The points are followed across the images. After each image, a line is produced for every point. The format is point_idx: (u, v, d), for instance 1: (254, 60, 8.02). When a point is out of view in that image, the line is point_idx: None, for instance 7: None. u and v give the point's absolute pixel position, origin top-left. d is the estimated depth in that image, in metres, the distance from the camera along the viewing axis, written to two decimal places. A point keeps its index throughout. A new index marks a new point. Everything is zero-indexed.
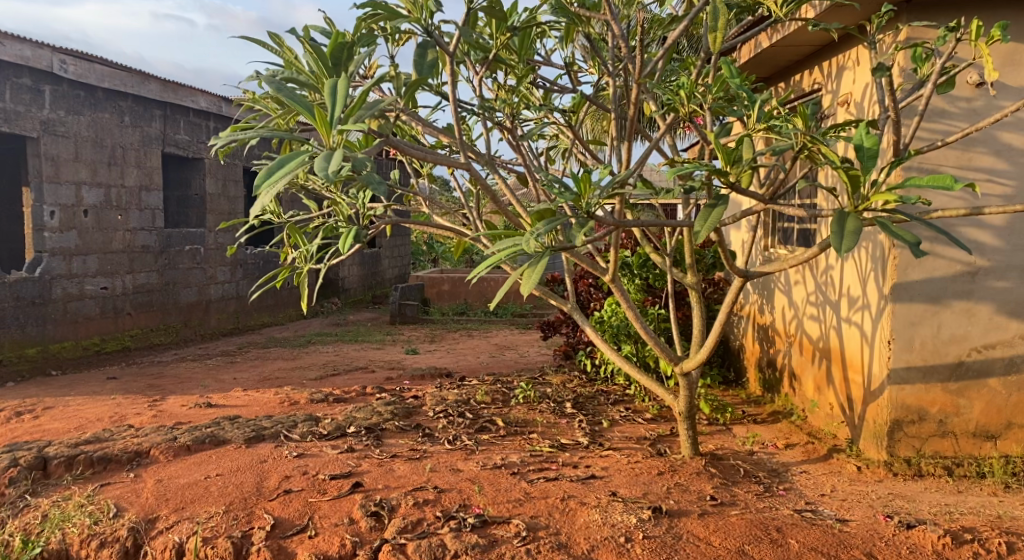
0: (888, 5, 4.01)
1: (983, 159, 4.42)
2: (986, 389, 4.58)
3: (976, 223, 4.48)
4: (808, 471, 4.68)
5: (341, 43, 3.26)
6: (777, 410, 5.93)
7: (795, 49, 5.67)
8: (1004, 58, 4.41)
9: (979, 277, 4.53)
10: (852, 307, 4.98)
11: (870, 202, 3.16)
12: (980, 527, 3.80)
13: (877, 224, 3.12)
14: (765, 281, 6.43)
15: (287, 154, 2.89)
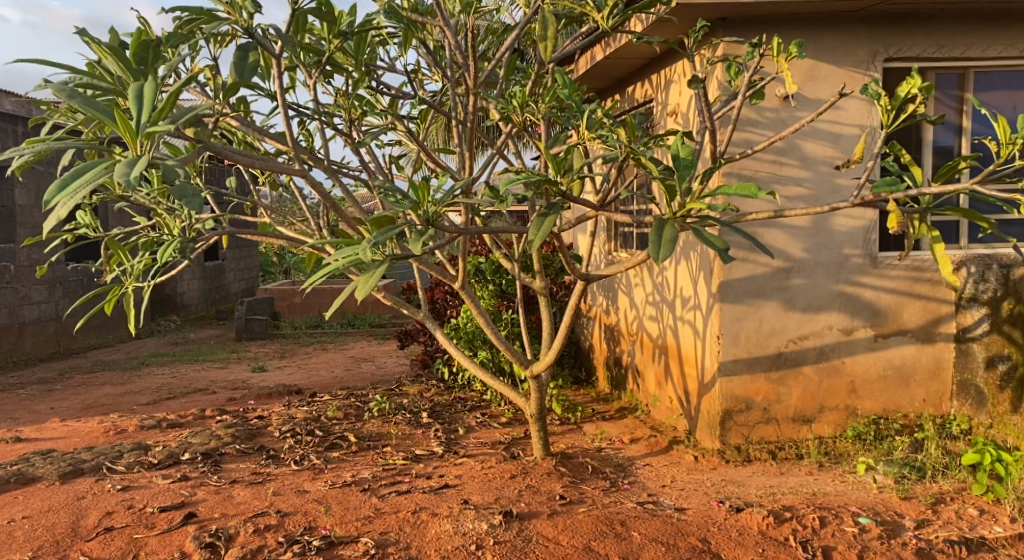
0: (703, 21, 4.25)
1: (791, 168, 4.80)
2: (801, 377, 4.94)
3: (787, 226, 4.86)
4: (651, 463, 4.90)
5: (145, 43, 3.07)
6: (624, 406, 6.16)
7: (627, 63, 5.92)
8: (805, 73, 4.82)
9: (792, 275, 4.89)
10: (685, 306, 5.26)
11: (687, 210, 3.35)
12: (799, 505, 4.10)
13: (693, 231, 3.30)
14: (609, 283, 6.67)
15: (82, 165, 2.69)
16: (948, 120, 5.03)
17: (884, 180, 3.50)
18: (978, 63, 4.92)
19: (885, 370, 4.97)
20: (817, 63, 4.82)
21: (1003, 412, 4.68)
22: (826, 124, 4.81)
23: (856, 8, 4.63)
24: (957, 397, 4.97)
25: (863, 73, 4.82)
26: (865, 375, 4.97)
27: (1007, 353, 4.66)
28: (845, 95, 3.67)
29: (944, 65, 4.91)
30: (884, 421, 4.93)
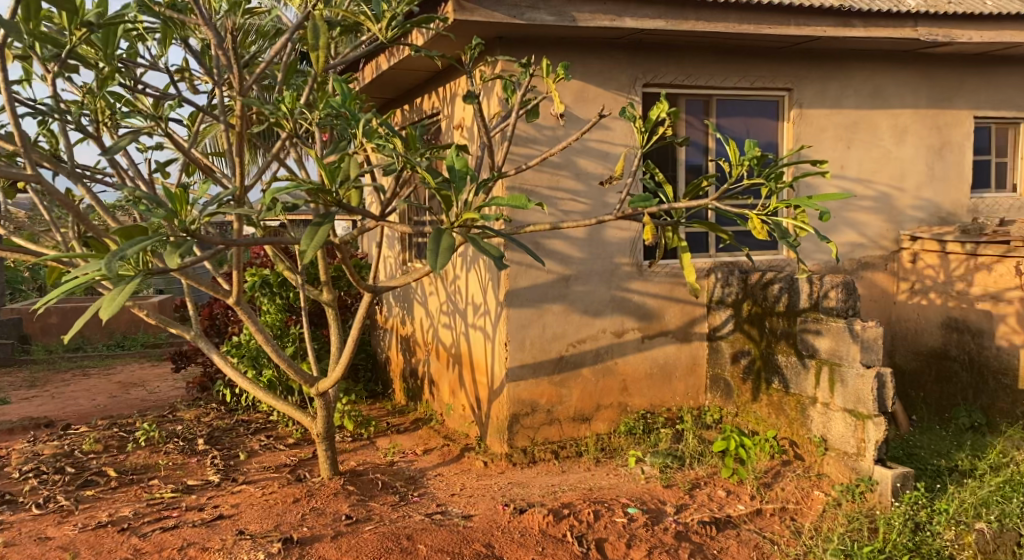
0: (479, 39, 4.35)
1: (567, 181, 5.03)
2: (580, 378, 5.18)
3: (566, 235, 5.08)
4: (441, 473, 4.91)
5: None
6: (418, 417, 6.12)
7: (413, 74, 5.90)
8: (576, 93, 5.09)
9: (571, 282, 5.12)
10: (476, 314, 5.33)
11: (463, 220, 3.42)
12: (577, 502, 4.29)
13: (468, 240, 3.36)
14: (405, 293, 6.61)
15: None
16: (696, 141, 5.53)
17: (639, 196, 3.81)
18: (719, 91, 5.47)
19: (651, 367, 5.35)
20: (587, 85, 5.11)
21: (746, 401, 5.20)
22: (596, 141, 5.11)
23: (619, 36, 4.99)
24: (710, 390, 5.47)
25: (625, 97, 5.20)
26: (635, 374, 5.31)
27: (747, 348, 5.16)
28: (606, 115, 3.97)
29: (693, 92, 5.42)
30: (651, 416, 5.30)
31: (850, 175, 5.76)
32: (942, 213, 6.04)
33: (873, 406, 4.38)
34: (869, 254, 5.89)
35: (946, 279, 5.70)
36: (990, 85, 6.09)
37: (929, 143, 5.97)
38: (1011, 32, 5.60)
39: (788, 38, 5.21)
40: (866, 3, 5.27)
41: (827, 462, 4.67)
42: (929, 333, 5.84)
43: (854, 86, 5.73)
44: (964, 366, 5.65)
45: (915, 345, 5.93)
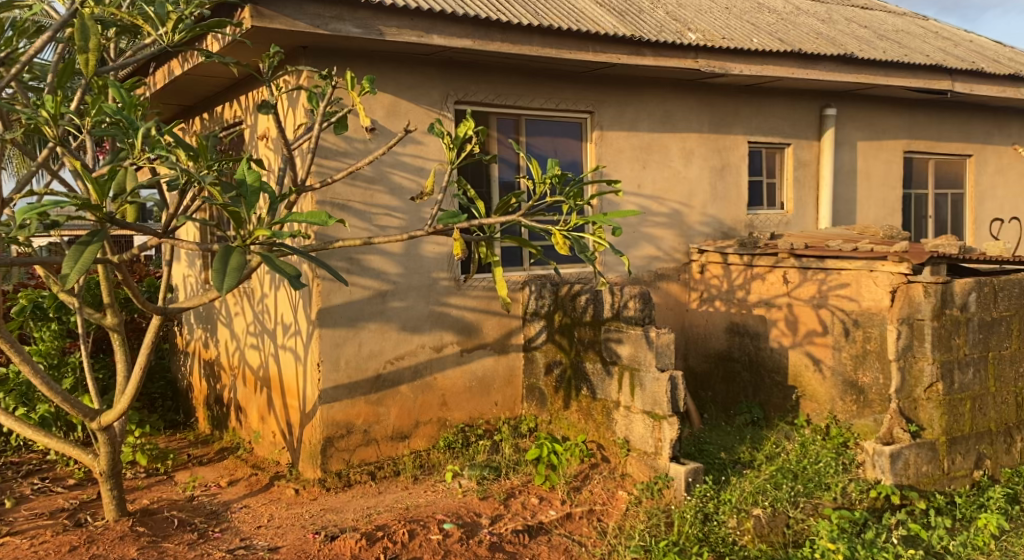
0: (277, 47, 4.13)
1: (382, 196, 5.01)
2: (398, 396, 5.11)
3: (383, 250, 5.01)
4: (248, 505, 4.62)
5: None
6: (224, 447, 5.72)
7: (211, 81, 5.54)
8: (387, 108, 5.13)
9: (388, 299, 5.05)
10: (286, 334, 5.10)
11: (255, 236, 3.27)
12: (390, 523, 4.20)
13: (261, 258, 3.13)
14: (207, 313, 6.17)
15: None
16: (506, 158, 5.76)
17: (445, 214, 3.88)
18: (528, 111, 5.78)
19: (469, 381, 5.40)
20: (398, 99, 5.16)
21: (558, 409, 5.42)
22: (408, 157, 5.13)
23: (430, 52, 5.07)
24: (525, 399, 5.64)
25: (437, 113, 5.31)
26: (454, 388, 5.33)
27: (559, 357, 5.38)
28: (412, 132, 3.96)
29: (503, 110, 5.66)
30: (469, 429, 5.34)
31: (646, 193, 6.42)
32: (724, 228, 6.87)
33: (667, 407, 4.68)
34: (664, 266, 6.58)
35: (728, 288, 6.46)
36: (758, 113, 6.96)
37: (710, 164, 6.76)
38: (775, 67, 6.36)
39: (587, 63, 5.56)
40: (655, 35, 5.77)
41: (630, 462, 4.95)
42: (716, 337, 6.55)
43: (647, 111, 6.33)
44: (744, 367, 6.36)
45: (704, 348, 6.65)
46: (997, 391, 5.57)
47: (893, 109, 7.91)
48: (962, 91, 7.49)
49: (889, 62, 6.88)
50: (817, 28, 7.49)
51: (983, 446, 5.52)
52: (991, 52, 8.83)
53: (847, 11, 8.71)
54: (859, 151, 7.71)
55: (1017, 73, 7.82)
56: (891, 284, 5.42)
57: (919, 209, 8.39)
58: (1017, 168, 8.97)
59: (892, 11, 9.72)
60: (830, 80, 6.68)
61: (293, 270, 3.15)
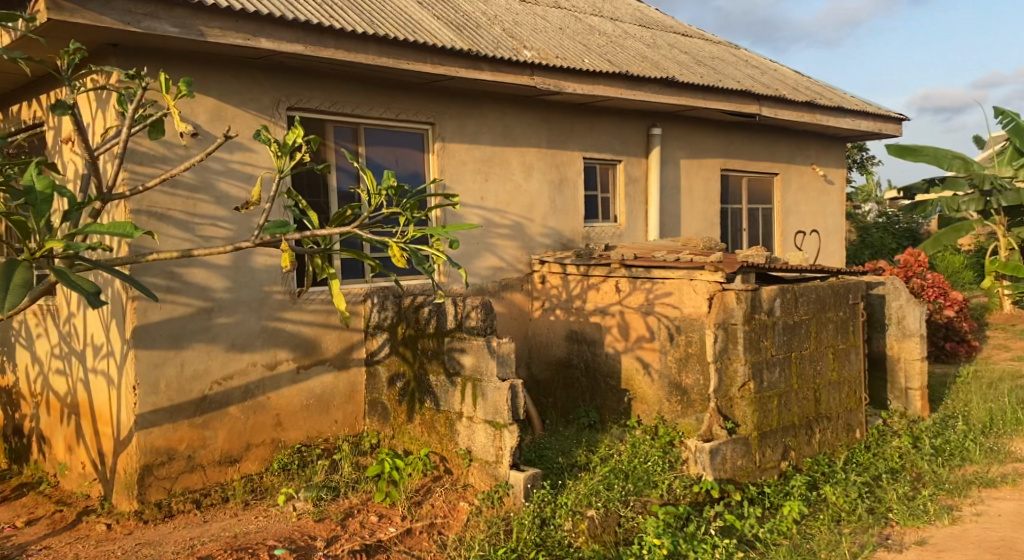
0: (76, 42, 3.81)
1: (207, 206, 4.74)
2: (226, 417, 4.83)
3: (207, 262, 4.72)
4: (50, 545, 4.19)
5: None
6: (23, 482, 5.17)
7: (5, 77, 5.00)
8: (211, 112, 4.87)
9: (213, 314, 4.76)
10: (96, 356, 4.70)
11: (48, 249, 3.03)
12: (215, 553, 3.96)
13: (55, 271, 2.91)
14: (4, 334, 5.56)
15: None
16: (346, 167, 5.61)
17: (275, 224, 3.70)
18: (366, 120, 5.70)
19: (306, 399, 5.20)
20: (224, 104, 4.92)
21: (401, 423, 5.34)
22: (237, 164, 4.89)
23: (258, 56, 4.86)
24: (367, 415, 5.53)
25: (268, 119, 5.12)
26: (289, 407, 5.12)
27: (402, 371, 5.31)
28: (234, 137, 3.78)
29: (338, 118, 5.54)
30: (306, 449, 5.14)
31: (488, 206, 6.64)
32: (564, 239, 7.25)
33: (507, 415, 4.73)
34: (507, 276, 6.85)
35: (567, 298, 6.79)
36: (592, 130, 7.42)
37: (550, 179, 7.13)
38: (604, 87, 6.73)
39: (424, 74, 5.56)
40: (491, 50, 5.95)
41: (471, 472, 4.96)
42: (557, 345, 6.86)
43: (487, 125, 6.57)
44: (582, 373, 6.69)
45: (546, 356, 6.95)
46: (799, 388, 6.06)
47: (711, 130, 8.50)
48: (768, 115, 8.18)
49: (705, 86, 7.40)
50: (642, 51, 7.90)
51: (788, 438, 5.96)
52: (793, 81, 9.71)
53: (670, 37, 9.26)
54: (682, 168, 8.25)
55: (814, 101, 8.64)
56: (708, 292, 5.79)
57: (736, 222, 9.07)
58: (815, 187, 9.89)
59: (709, 38, 10.45)
60: (654, 101, 7.10)
61: (92, 284, 2.97)
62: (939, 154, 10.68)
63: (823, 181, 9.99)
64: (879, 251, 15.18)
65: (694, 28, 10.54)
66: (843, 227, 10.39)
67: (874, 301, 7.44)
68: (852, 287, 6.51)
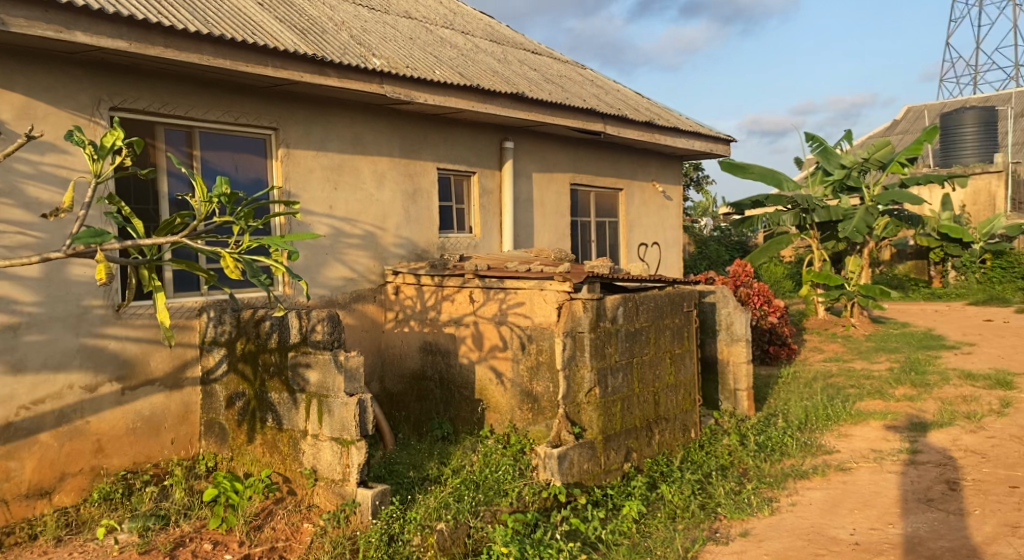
0: None
1: (10, 211, 4.40)
2: (36, 446, 4.46)
3: (13, 275, 4.41)
4: None
5: None
6: None
7: None
8: (16, 109, 4.49)
9: (21, 332, 4.42)
10: None
11: None
12: None
13: None
14: None
15: None
16: (178, 173, 5.31)
17: (87, 233, 3.38)
18: (201, 123, 5.42)
19: (132, 422, 4.90)
20: (34, 101, 4.55)
21: (240, 444, 5.09)
22: (48, 167, 4.57)
23: (74, 50, 4.51)
24: (203, 437, 5.26)
25: (87, 118, 4.76)
26: (112, 432, 4.80)
27: (242, 389, 5.06)
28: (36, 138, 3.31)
29: (170, 121, 5.23)
30: (132, 476, 4.81)
31: (336, 214, 6.44)
32: (418, 250, 7.16)
33: (355, 431, 4.57)
34: (358, 288, 6.68)
35: (421, 309, 6.71)
36: (445, 141, 7.38)
37: (403, 189, 7.02)
38: (455, 99, 6.72)
39: (265, 78, 5.35)
40: (337, 56, 5.82)
41: (316, 492, 4.77)
42: (411, 357, 6.76)
43: (335, 132, 6.39)
44: (435, 385, 6.62)
45: (399, 368, 6.83)
46: (641, 391, 6.26)
47: (561, 144, 8.69)
48: (612, 133, 8.47)
49: (554, 102, 7.56)
50: (493, 66, 7.97)
51: (630, 440, 6.14)
52: (635, 101, 10.13)
53: (520, 53, 9.41)
54: (534, 181, 8.37)
55: (653, 121, 9.03)
56: (557, 301, 5.88)
57: (585, 234, 9.31)
58: (655, 202, 10.33)
59: (557, 57, 10.72)
60: (504, 115, 7.18)
61: None
62: (763, 171, 11.40)
63: (662, 197, 10.45)
64: (714, 262, 16.08)
65: (543, 46, 10.79)
66: (680, 240, 10.91)
67: (706, 309, 7.85)
68: (687, 296, 6.83)
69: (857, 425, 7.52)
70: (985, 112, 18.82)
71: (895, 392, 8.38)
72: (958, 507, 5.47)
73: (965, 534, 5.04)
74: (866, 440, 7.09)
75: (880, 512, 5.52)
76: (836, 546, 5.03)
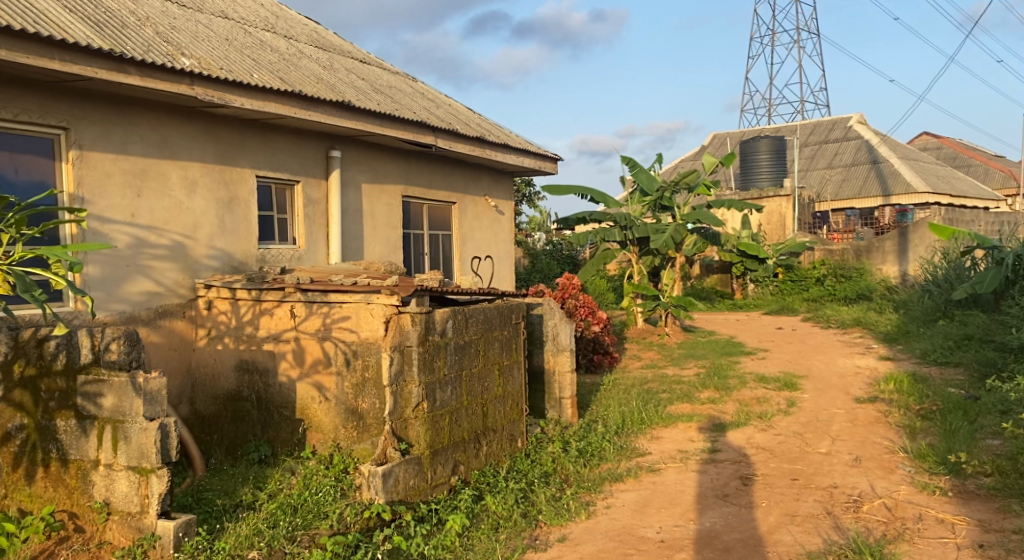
0: None
1: None
2: None
3: None
4: None
5: None
6: None
7: None
8: None
9: None
10: None
11: None
12: None
13: None
14: None
15: None
16: None
17: None
18: None
19: None
20: None
21: (16, 480, 4.51)
22: None
23: None
24: None
25: None
26: None
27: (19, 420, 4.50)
28: None
29: None
30: None
31: (140, 223, 6.00)
32: (234, 262, 6.75)
33: (156, 459, 4.19)
34: (164, 303, 6.20)
35: (237, 325, 6.32)
36: (266, 148, 7.04)
37: (217, 197, 6.60)
38: (276, 104, 6.42)
39: (53, 73, 4.95)
40: (139, 53, 5.41)
41: (108, 527, 4.35)
42: (225, 377, 6.35)
43: (138, 133, 5.99)
44: (253, 405, 6.26)
45: (212, 389, 6.39)
46: (469, 404, 6.21)
47: (391, 156, 8.54)
48: (443, 147, 8.43)
49: (382, 112, 7.42)
50: (318, 73, 7.72)
51: (458, 453, 6.05)
52: (466, 116, 10.17)
53: (346, 62, 9.19)
54: (362, 192, 8.16)
55: (483, 136, 9.09)
56: (384, 315, 5.72)
57: (417, 247, 9.20)
58: (487, 216, 10.39)
59: (387, 69, 10.57)
60: (328, 123, 6.95)
61: None
62: (582, 189, 11.81)
63: (494, 211, 10.53)
64: (545, 275, 16.44)
65: (373, 56, 10.62)
66: (512, 253, 11.04)
67: (534, 320, 7.96)
68: (516, 308, 6.88)
69: (667, 427, 7.87)
70: (777, 142, 20.62)
71: (700, 395, 8.88)
72: (749, 500, 5.83)
73: (753, 525, 5.36)
74: (675, 441, 7.43)
75: (683, 509, 5.77)
76: (643, 545, 5.20)
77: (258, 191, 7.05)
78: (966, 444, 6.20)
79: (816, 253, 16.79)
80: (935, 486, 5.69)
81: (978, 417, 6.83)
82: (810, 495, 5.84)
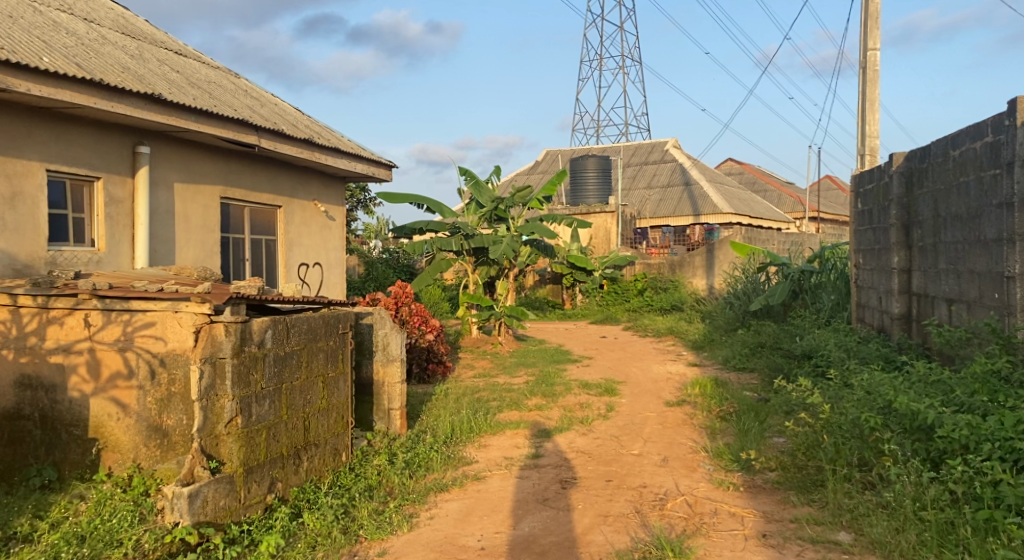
0: None
1: None
2: None
3: None
4: None
5: None
6: None
7: None
8: None
9: None
10: None
11: None
12: None
13: None
14: None
15: None
16: None
17: None
18: None
19: None
20: None
21: None
22: None
23: None
24: None
25: None
26: None
27: None
28: None
29: None
30: None
31: None
32: (17, 264, 6.09)
33: None
34: None
35: (18, 335, 5.68)
36: (59, 140, 6.41)
37: None
38: (71, 92, 5.84)
39: None
40: None
41: None
42: (2, 393, 5.69)
43: None
44: (36, 425, 5.65)
45: None
46: (289, 418, 5.89)
47: (208, 154, 8.04)
48: (266, 147, 8.02)
49: (198, 107, 6.94)
50: (123, 61, 7.13)
51: (276, 470, 5.72)
52: (292, 117, 9.77)
53: (158, 52, 8.56)
54: (175, 192, 7.62)
55: (310, 139, 8.74)
56: (194, 325, 5.30)
57: (237, 252, 8.73)
58: (316, 221, 10.03)
59: (205, 63, 9.96)
60: (134, 115, 6.41)
61: None
62: (417, 197, 11.68)
63: (323, 216, 10.18)
64: (380, 284, 16.16)
65: (191, 49, 10.00)
66: (343, 260, 10.73)
67: (362, 329, 7.74)
68: (342, 318, 6.63)
69: (494, 435, 7.90)
70: (603, 160, 21.49)
71: (528, 403, 9.01)
72: (567, 503, 5.94)
73: (569, 527, 5.46)
74: (501, 448, 7.47)
75: (504, 516, 5.79)
76: (462, 553, 5.16)
77: (49, 187, 6.40)
78: (756, 442, 6.66)
79: (637, 267, 17.59)
80: (729, 482, 6.04)
81: (767, 417, 7.38)
82: (621, 495, 6.03)
